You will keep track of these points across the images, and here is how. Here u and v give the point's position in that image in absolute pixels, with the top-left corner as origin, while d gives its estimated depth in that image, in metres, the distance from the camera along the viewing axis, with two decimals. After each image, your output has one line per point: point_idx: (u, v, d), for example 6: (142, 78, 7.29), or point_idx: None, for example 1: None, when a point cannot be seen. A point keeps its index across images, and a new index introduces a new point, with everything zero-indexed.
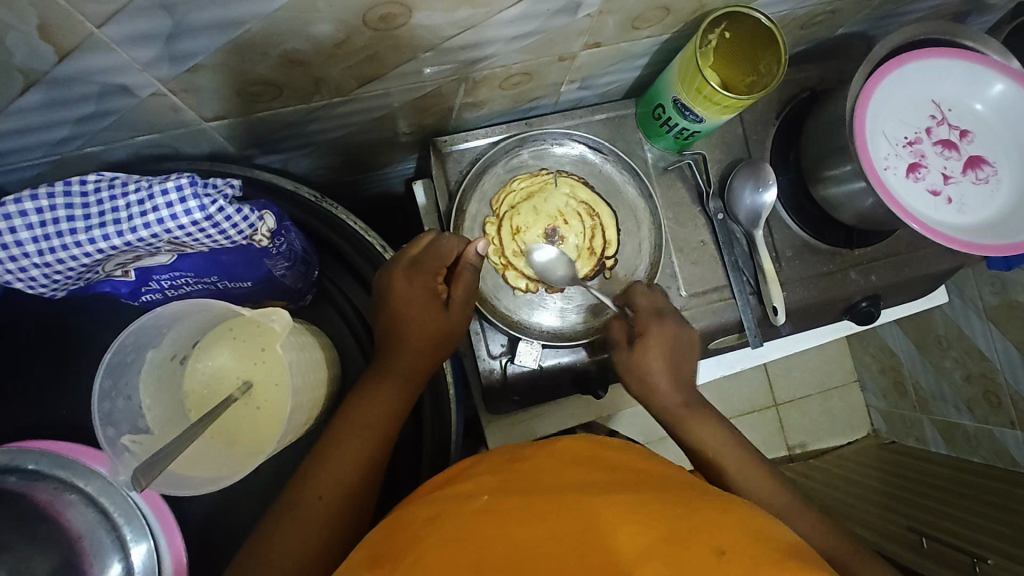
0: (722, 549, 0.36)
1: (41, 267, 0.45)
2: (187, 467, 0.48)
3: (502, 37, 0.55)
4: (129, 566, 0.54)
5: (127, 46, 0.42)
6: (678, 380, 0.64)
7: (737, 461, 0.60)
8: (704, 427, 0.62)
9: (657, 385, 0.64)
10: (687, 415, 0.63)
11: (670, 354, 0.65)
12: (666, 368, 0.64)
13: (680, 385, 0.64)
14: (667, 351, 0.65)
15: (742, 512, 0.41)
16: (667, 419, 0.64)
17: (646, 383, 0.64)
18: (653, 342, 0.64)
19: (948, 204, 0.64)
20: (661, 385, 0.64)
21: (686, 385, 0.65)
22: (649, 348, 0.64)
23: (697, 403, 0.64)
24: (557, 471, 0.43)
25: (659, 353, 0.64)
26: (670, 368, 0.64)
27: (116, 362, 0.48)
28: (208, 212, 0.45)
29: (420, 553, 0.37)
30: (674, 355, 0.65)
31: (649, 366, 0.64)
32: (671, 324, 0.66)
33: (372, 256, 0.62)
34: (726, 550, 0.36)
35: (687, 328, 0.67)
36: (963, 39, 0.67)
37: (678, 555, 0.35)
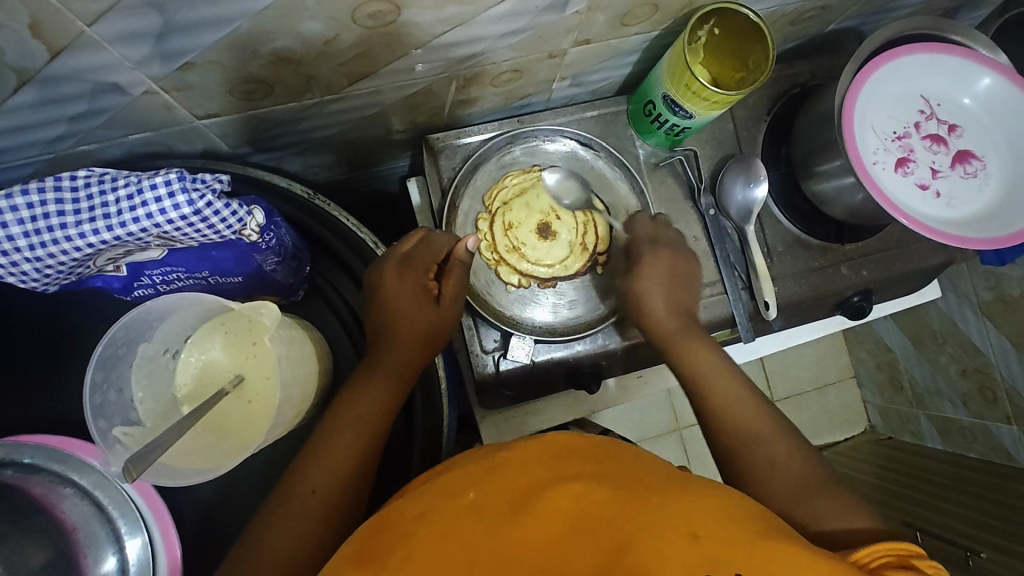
0: (696, 533, 0.37)
1: (33, 262, 0.46)
2: (179, 458, 0.49)
3: (492, 34, 0.56)
4: (123, 560, 0.54)
5: (118, 45, 0.42)
6: (675, 305, 0.65)
7: (727, 390, 0.59)
8: (699, 353, 0.61)
9: (654, 309, 0.64)
10: (681, 339, 0.63)
11: (668, 282, 0.66)
12: (662, 293, 0.65)
13: (677, 312, 0.65)
14: (664, 277, 0.66)
15: (723, 494, 0.41)
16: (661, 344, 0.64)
17: (643, 309, 0.65)
18: (651, 266, 0.66)
19: (936, 198, 0.64)
20: (657, 309, 0.64)
21: (682, 313, 0.65)
22: (648, 275, 0.66)
23: (693, 328, 0.64)
24: (540, 460, 0.43)
25: (655, 277, 0.65)
26: (669, 292, 0.65)
27: (108, 354, 0.49)
28: (197, 207, 0.45)
29: (408, 551, 0.37)
30: (672, 280, 0.66)
31: (646, 290, 0.65)
32: (666, 253, 0.67)
33: (363, 251, 0.63)
34: (701, 534, 0.36)
35: (687, 259, 0.68)
36: (951, 34, 0.67)
37: (655, 542, 0.36)
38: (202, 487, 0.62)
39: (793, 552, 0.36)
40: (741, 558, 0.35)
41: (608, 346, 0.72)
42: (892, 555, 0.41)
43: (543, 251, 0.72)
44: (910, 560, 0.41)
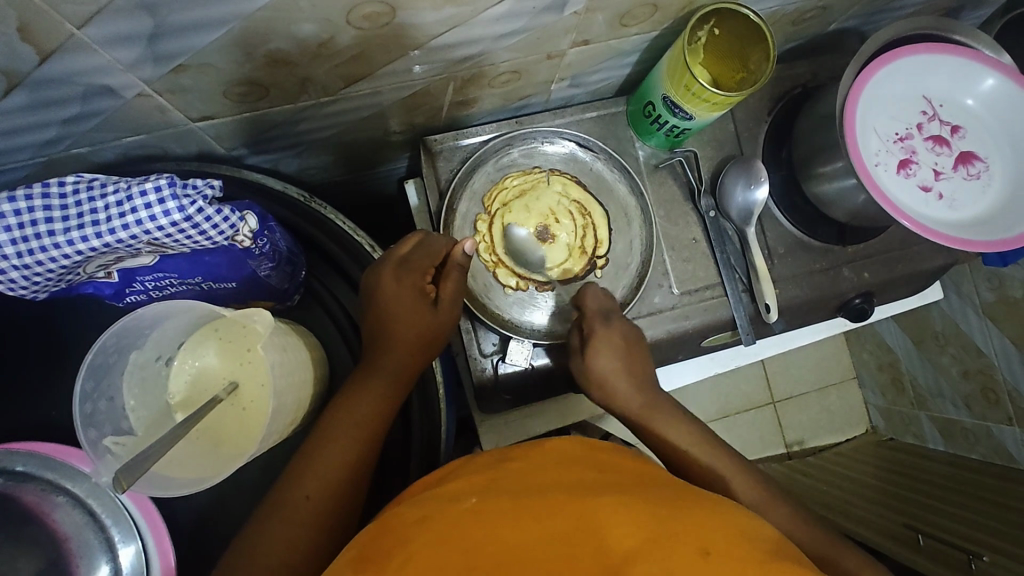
0: (707, 550, 0.36)
1: (22, 269, 0.45)
2: (171, 468, 0.49)
3: (490, 35, 0.55)
4: (117, 567, 0.54)
5: (109, 47, 0.42)
6: (637, 382, 0.64)
7: (712, 461, 0.61)
8: (671, 428, 0.63)
9: (617, 390, 0.63)
10: (653, 416, 0.63)
11: (624, 356, 0.64)
12: (623, 369, 0.64)
13: (640, 386, 0.64)
14: (618, 352, 0.64)
15: (731, 513, 0.41)
16: (636, 423, 0.64)
17: (606, 389, 0.64)
18: (603, 345, 0.63)
19: (939, 201, 0.64)
20: (622, 388, 0.63)
21: (645, 387, 0.64)
22: (601, 351, 0.63)
23: (659, 401, 0.64)
24: (541, 472, 0.44)
25: (610, 355, 0.63)
26: (626, 371, 0.64)
27: (98, 363, 0.48)
28: (188, 212, 0.45)
29: (407, 554, 0.37)
30: (626, 354, 0.64)
31: (604, 371, 0.63)
32: (620, 323, 0.66)
33: (359, 255, 0.62)
34: (712, 551, 0.36)
35: (632, 327, 0.66)
36: (954, 34, 0.67)
37: (664, 553, 0.36)
38: (198, 494, 0.61)
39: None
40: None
41: None
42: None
43: (542, 254, 0.71)
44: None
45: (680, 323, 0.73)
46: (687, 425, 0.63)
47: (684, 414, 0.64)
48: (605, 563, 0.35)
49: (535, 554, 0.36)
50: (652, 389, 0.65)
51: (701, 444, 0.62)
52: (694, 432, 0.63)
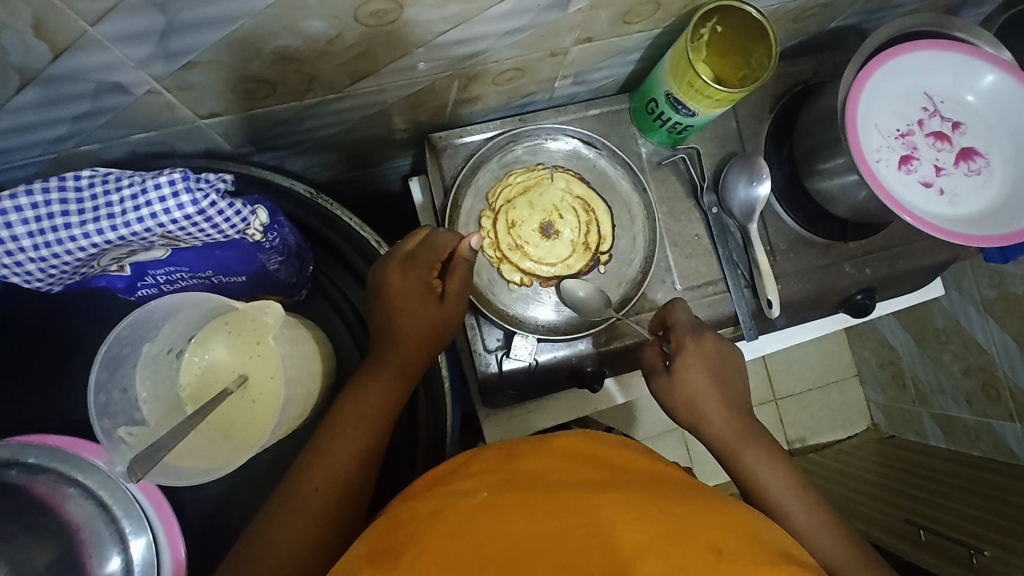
0: (719, 548, 0.37)
1: (38, 261, 0.46)
2: (184, 459, 0.49)
3: (495, 32, 0.56)
4: (128, 559, 0.55)
5: (121, 44, 0.42)
6: (725, 402, 0.62)
7: (803, 511, 0.56)
8: (761, 461, 0.59)
9: (708, 411, 0.61)
10: (743, 443, 0.60)
11: (714, 372, 0.62)
12: (711, 386, 0.62)
13: (730, 406, 0.62)
14: (707, 367, 0.62)
15: (738, 512, 0.41)
16: (722, 449, 0.61)
17: (695, 409, 0.62)
18: (694, 359, 0.62)
19: (940, 196, 0.64)
20: (710, 407, 0.61)
21: (737, 411, 0.62)
22: (689, 362, 0.62)
23: (751, 427, 0.61)
24: (552, 469, 0.44)
25: (700, 370, 0.62)
26: (716, 386, 0.62)
27: (112, 354, 0.49)
28: (201, 206, 0.45)
29: (420, 549, 0.37)
30: (718, 370, 0.63)
31: (693, 388, 0.62)
32: (710, 336, 0.64)
33: (366, 251, 0.63)
34: (723, 550, 0.37)
35: (728, 343, 0.65)
36: (954, 31, 0.67)
37: (675, 551, 0.36)
38: (206, 488, 0.62)
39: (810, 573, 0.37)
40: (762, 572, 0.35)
41: (612, 344, 0.72)
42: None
43: (545, 250, 0.72)
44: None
45: None
46: (786, 464, 0.59)
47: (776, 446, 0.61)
48: (616, 562, 0.36)
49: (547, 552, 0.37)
50: (743, 412, 0.62)
51: (795, 486, 0.57)
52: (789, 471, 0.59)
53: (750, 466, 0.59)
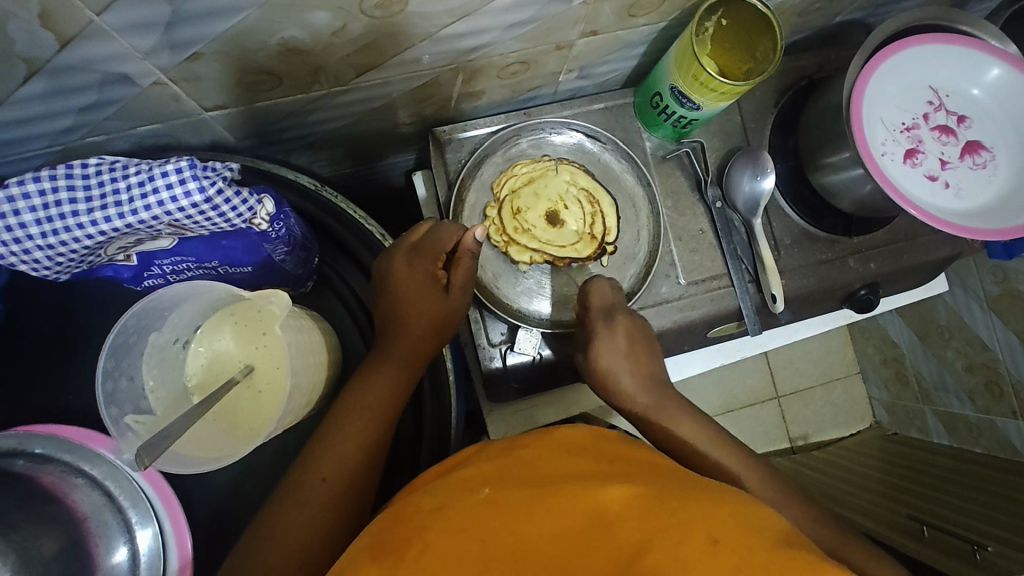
0: (716, 538, 0.36)
1: (45, 249, 0.46)
2: (189, 447, 0.50)
3: (500, 25, 0.56)
4: (134, 549, 0.55)
5: (126, 34, 0.42)
6: (640, 378, 0.65)
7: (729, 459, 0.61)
8: (681, 424, 0.63)
9: (624, 387, 0.64)
10: (663, 414, 0.64)
11: (629, 354, 0.65)
12: (625, 367, 0.64)
13: (646, 382, 0.65)
14: (621, 349, 0.64)
15: (745, 503, 0.41)
16: (642, 421, 0.65)
17: (613, 387, 0.65)
18: (607, 345, 0.64)
19: (945, 189, 0.64)
20: (626, 386, 0.64)
21: (653, 384, 0.65)
22: (604, 347, 0.64)
23: (666, 398, 0.65)
24: (552, 462, 0.44)
25: (613, 352, 0.64)
26: (630, 365, 0.65)
27: (118, 343, 0.49)
28: (208, 194, 0.45)
29: (423, 542, 0.37)
30: (631, 351, 0.65)
31: (610, 368, 0.64)
32: (623, 322, 0.65)
33: (371, 243, 0.63)
34: (720, 539, 0.36)
35: (640, 321, 0.67)
36: (961, 24, 0.67)
37: (672, 544, 0.36)
38: (212, 478, 0.62)
39: (813, 560, 0.36)
40: (760, 563, 0.35)
41: None
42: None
43: (551, 237, 0.71)
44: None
45: (686, 314, 0.74)
46: (699, 424, 0.64)
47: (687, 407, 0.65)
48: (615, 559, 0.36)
49: (550, 549, 0.37)
50: (656, 384, 0.66)
51: (714, 441, 0.63)
52: (702, 428, 0.64)
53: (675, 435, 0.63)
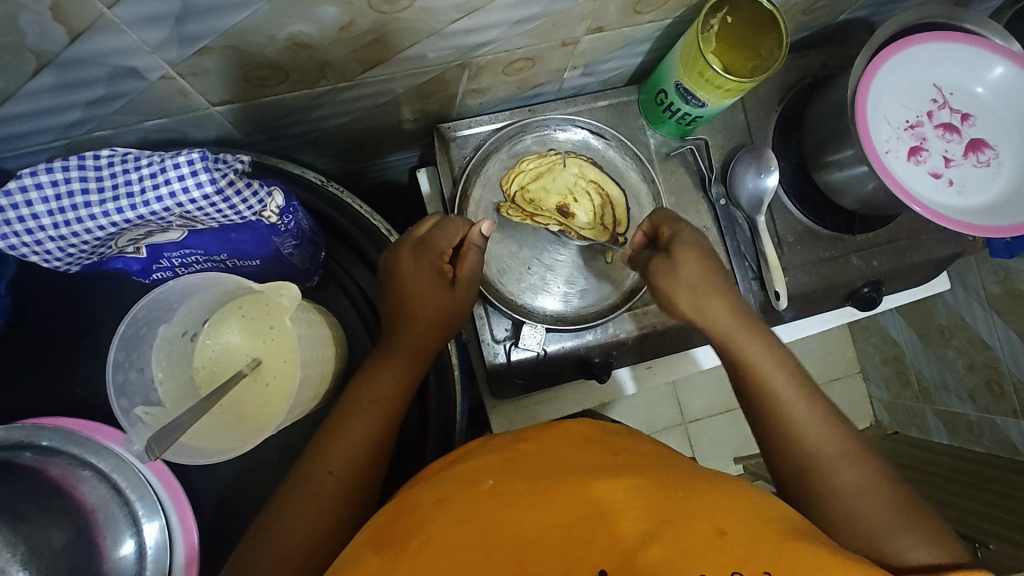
0: (722, 529, 0.37)
1: (57, 240, 0.46)
2: (197, 439, 0.51)
3: (506, 21, 0.56)
4: (141, 543, 0.55)
5: (136, 27, 0.42)
6: (725, 293, 0.58)
7: (802, 405, 0.52)
8: (759, 350, 0.55)
9: (706, 296, 0.58)
10: (743, 335, 0.56)
11: (707, 263, 0.59)
12: (706, 275, 0.59)
13: (729, 298, 0.58)
14: (701, 256, 0.59)
15: (750, 492, 0.41)
16: (716, 340, 0.57)
17: (695, 294, 0.58)
18: (689, 248, 0.60)
19: (949, 187, 0.64)
20: (709, 295, 0.58)
21: (735, 302, 0.58)
22: (683, 252, 0.59)
23: (749, 320, 0.58)
24: (558, 453, 0.44)
25: (695, 256, 0.59)
26: (710, 275, 0.59)
27: (129, 335, 0.50)
28: (219, 185, 0.45)
29: (428, 534, 0.37)
30: (711, 261, 0.60)
31: (691, 273, 0.58)
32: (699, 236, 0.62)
33: (378, 238, 0.63)
34: (727, 530, 0.37)
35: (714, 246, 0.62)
36: (965, 23, 0.67)
37: (679, 535, 0.36)
38: (217, 473, 0.62)
39: (819, 551, 0.37)
40: (766, 556, 0.35)
41: (618, 336, 0.73)
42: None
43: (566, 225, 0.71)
44: None
45: None
46: (780, 358, 0.55)
47: (772, 339, 0.57)
48: (620, 551, 0.36)
49: (553, 540, 0.37)
50: (740, 304, 0.59)
51: (794, 379, 0.53)
52: (782, 361, 0.55)
53: (749, 358, 0.54)
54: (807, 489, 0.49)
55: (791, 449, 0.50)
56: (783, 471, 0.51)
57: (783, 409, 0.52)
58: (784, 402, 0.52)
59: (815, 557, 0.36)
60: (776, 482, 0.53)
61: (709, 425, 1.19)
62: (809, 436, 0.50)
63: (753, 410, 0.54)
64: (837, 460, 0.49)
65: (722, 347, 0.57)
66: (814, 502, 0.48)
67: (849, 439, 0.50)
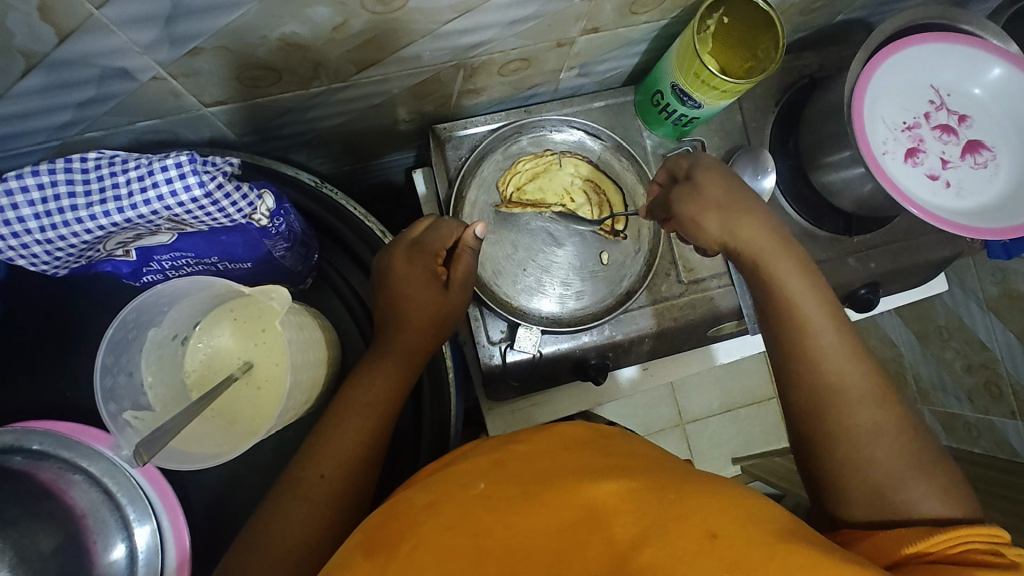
0: (715, 533, 0.36)
1: (44, 244, 0.46)
2: (188, 444, 0.50)
3: (501, 21, 0.56)
4: (132, 547, 0.55)
5: (127, 29, 0.42)
6: (759, 216, 0.54)
7: (832, 337, 0.49)
8: (796, 276, 0.51)
9: (741, 217, 0.54)
10: (781, 260, 0.52)
11: (733, 190, 0.55)
12: (731, 202, 0.55)
13: (768, 221, 0.54)
14: (726, 181, 0.56)
15: (743, 496, 0.40)
16: (748, 265, 0.53)
17: (728, 214, 0.54)
18: (713, 179, 0.56)
19: (947, 188, 0.64)
20: (744, 216, 0.54)
21: (772, 225, 0.54)
22: (705, 186, 0.56)
23: (788, 244, 0.53)
24: (553, 456, 0.44)
25: (720, 184, 0.56)
26: (739, 200, 0.55)
27: (118, 338, 0.49)
28: (208, 188, 0.45)
29: (418, 540, 0.37)
30: (736, 188, 0.56)
31: (717, 198, 0.55)
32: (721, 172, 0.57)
33: (372, 240, 0.63)
34: (719, 534, 0.36)
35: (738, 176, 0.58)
36: (963, 24, 0.67)
37: (672, 540, 0.36)
38: (211, 475, 0.62)
39: (816, 555, 0.35)
40: (759, 562, 0.35)
41: (615, 337, 0.73)
42: (978, 541, 0.40)
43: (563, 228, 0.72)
44: (999, 548, 0.40)
45: (686, 312, 0.74)
46: (818, 286, 0.51)
47: (809, 262, 0.53)
48: (611, 553, 0.36)
49: (543, 546, 0.37)
50: (777, 225, 0.54)
51: (828, 309, 0.50)
52: (818, 287, 0.51)
53: (786, 284, 0.51)
54: (823, 428, 0.48)
55: (812, 385, 0.49)
56: (796, 406, 0.50)
57: (809, 341, 0.49)
58: (812, 335, 0.49)
59: (809, 563, 0.35)
60: (786, 413, 0.52)
61: (707, 426, 1.19)
62: (834, 374, 0.48)
63: (777, 342, 0.51)
64: (857, 399, 0.47)
65: (754, 272, 0.53)
66: (827, 441, 0.47)
67: (874, 378, 0.48)
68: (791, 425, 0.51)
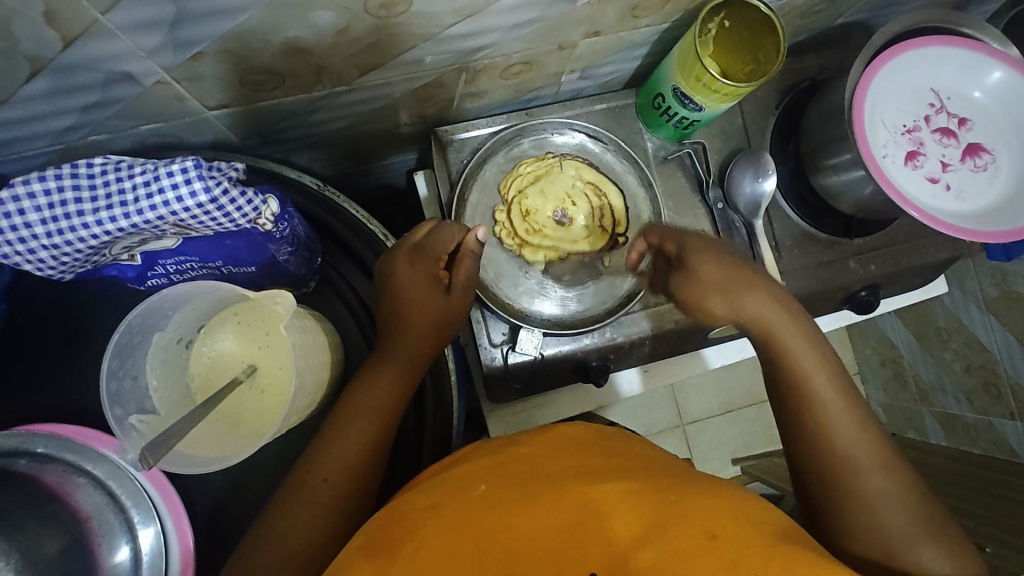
0: (714, 533, 0.36)
1: (50, 250, 0.46)
2: (192, 447, 0.50)
3: (503, 25, 0.56)
4: (136, 549, 0.55)
5: (131, 34, 0.42)
6: (761, 289, 0.55)
7: (841, 410, 0.49)
8: (803, 347, 0.52)
9: (743, 291, 0.54)
10: (788, 333, 0.53)
11: (729, 264, 0.56)
12: (730, 277, 0.55)
13: (772, 292, 0.55)
14: (721, 258, 0.56)
15: (744, 499, 0.41)
16: (756, 335, 0.54)
17: (731, 288, 0.55)
18: (705, 254, 0.56)
19: (947, 191, 0.64)
20: (747, 292, 0.54)
21: (778, 298, 0.55)
22: (700, 261, 0.56)
23: (797, 315, 0.54)
24: (553, 457, 0.44)
25: (713, 261, 0.56)
26: (737, 275, 0.55)
27: (124, 342, 0.49)
28: (213, 194, 0.45)
29: (419, 543, 0.37)
30: (728, 264, 0.56)
31: (717, 272, 0.55)
32: (715, 248, 0.57)
33: (374, 243, 0.63)
34: (718, 534, 0.36)
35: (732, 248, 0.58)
36: (964, 27, 0.67)
37: (671, 539, 0.36)
38: (213, 477, 0.62)
39: (814, 557, 0.35)
40: (758, 562, 0.35)
41: (616, 339, 0.73)
42: None
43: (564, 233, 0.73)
44: None
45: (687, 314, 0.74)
46: (825, 360, 0.52)
47: (817, 334, 0.54)
48: (610, 557, 0.36)
49: (544, 546, 0.37)
50: (784, 298, 0.55)
51: (834, 378, 0.51)
52: (825, 358, 0.52)
53: (794, 354, 0.52)
54: (831, 495, 0.47)
55: (821, 457, 0.48)
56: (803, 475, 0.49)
57: (818, 412, 0.49)
58: (819, 404, 0.49)
59: (809, 566, 0.35)
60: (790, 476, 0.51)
61: (707, 427, 1.19)
62: (842, 445, 0.48)
63: (785, 412, 0.51)
64: (867, 467, 0.47)
65: (763, 341, 0.54)
66: (834, 507, 0.46)
67: (881, 447, 0.48)
68: (795, 487, 0.50)
